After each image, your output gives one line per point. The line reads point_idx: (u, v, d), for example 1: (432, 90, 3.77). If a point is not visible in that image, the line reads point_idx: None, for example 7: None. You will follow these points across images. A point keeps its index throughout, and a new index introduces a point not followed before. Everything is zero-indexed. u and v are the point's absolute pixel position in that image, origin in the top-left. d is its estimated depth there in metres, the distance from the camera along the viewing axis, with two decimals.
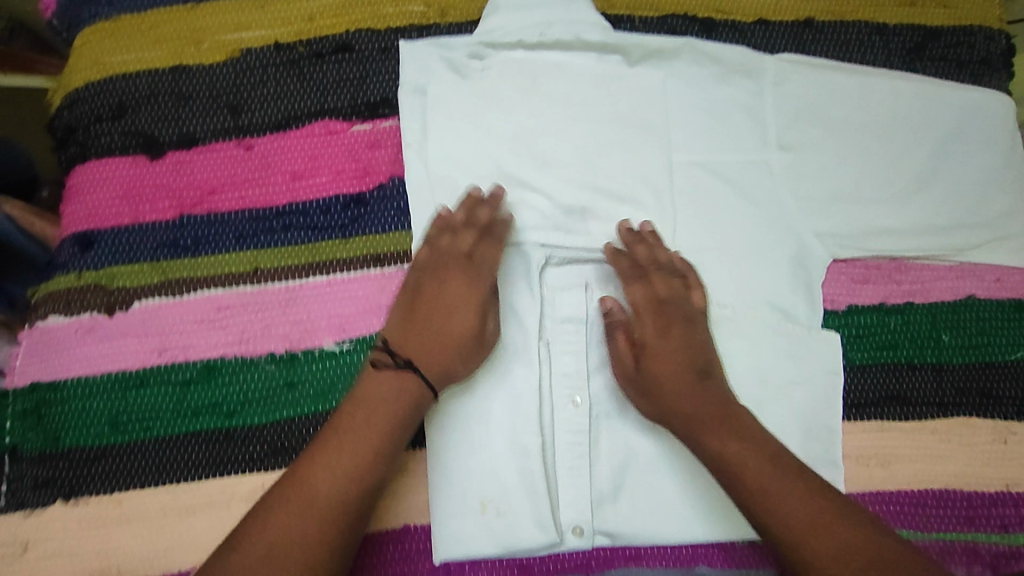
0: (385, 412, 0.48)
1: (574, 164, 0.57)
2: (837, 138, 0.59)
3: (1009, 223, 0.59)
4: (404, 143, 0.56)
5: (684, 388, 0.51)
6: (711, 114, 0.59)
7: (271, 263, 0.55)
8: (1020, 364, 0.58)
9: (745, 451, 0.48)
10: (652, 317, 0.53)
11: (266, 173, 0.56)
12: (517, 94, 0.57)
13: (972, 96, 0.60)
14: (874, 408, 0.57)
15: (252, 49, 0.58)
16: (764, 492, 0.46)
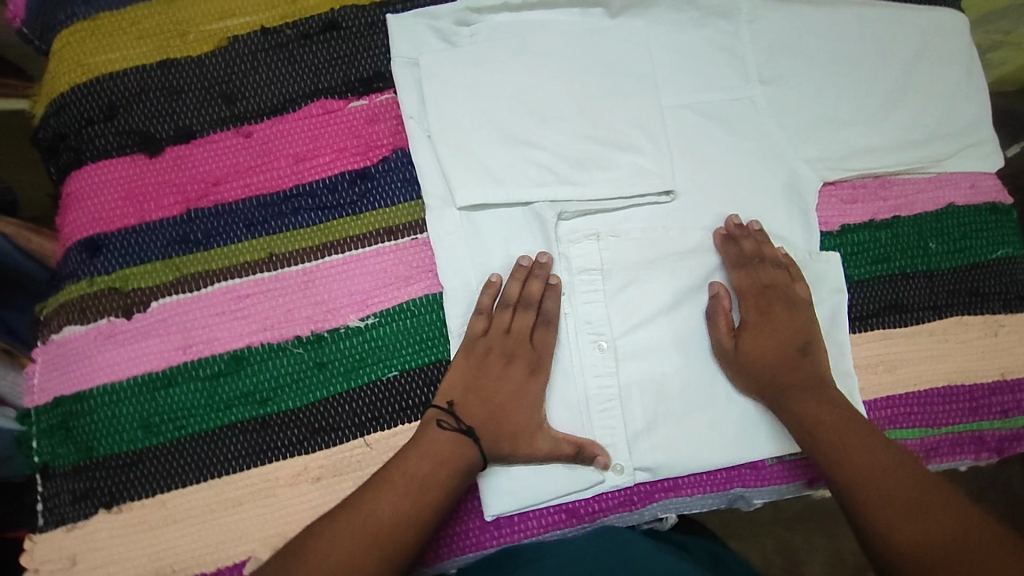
0: (445, 475, 0.48)
1: (570, 117, 0.58)
2: (813, 70, 0.62)
3: (974, 131, 0.63)
4: (406, 114, 0.56)
5: (771, 364, 0.54)
6: (696, 59, 0.60)
7: (284, 247, 0.55)
8: (999, 262, 0.61)
9: (818, 408, 0.52)
10: (753, 296, 0.56)
11: (268, 159, 0.56)
12: (508, 56, 0.58)
13: (926, 18, 0.64)
14: (876, 318, 0.59)
15: (239, 36, 0.57)
16: (838, 449, 0.50)
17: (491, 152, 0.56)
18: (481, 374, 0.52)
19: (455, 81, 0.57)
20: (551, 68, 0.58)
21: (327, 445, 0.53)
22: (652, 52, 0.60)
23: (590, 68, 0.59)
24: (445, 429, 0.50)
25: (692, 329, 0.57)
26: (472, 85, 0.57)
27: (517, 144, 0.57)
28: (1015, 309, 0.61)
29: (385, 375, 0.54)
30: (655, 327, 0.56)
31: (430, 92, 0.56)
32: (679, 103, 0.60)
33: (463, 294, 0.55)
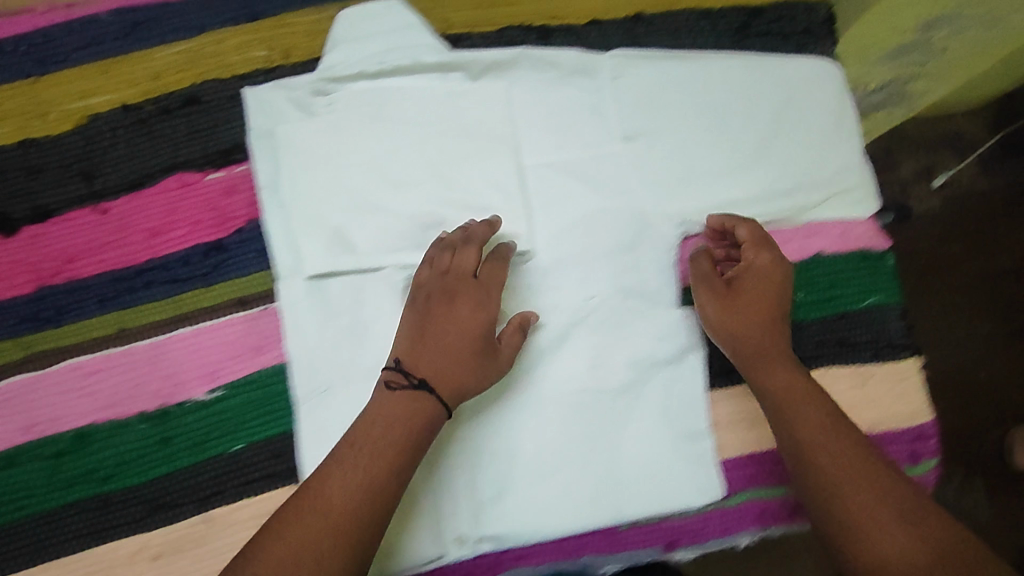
0: (398, 429, 0.47)
1: (423, 183, 0.58)
2: (679, 124, 0.61)
3: (842, 178, 0.63)
4: (261, 184, 0.57)
5: (767, 325, 0.53)
6: (559, 119, 0.60)
7: (135, 321, 0.56)
8: (870, 311, 0.61)
9: (790, 380, 0.51)
10: (755, 244, 0.56)
11: (123, 235, 0.57)
12: (365, 122, 0.58)
13: (796, 66, 0.63)
14: (740, 374, 0.59)
15: (100, 115, 0.57)
16: (797, 423, 0.48)
17: (346, 219, 0.57)
18: (424, 322, 0.52)
19: (310, 149, 0.57)
20: (405, 134, 0.58)
21: (167, 522, 0.54)
22: (513, 112, 0.60)
23: (446, 132, 0.59)
24: (388, 404, 0.48)
25: (544, 394, 0.57)
26: (327, 153, 0.57)
27: (372, 210, 0.57)
28: (885, 359, 0.60)
29: (230, 449, 0.55)
30: (511, 392, 0.57)
31: (284, 161, 0.56)
32: (539, 163, 0.60)
33: (314, 361, 0.55)
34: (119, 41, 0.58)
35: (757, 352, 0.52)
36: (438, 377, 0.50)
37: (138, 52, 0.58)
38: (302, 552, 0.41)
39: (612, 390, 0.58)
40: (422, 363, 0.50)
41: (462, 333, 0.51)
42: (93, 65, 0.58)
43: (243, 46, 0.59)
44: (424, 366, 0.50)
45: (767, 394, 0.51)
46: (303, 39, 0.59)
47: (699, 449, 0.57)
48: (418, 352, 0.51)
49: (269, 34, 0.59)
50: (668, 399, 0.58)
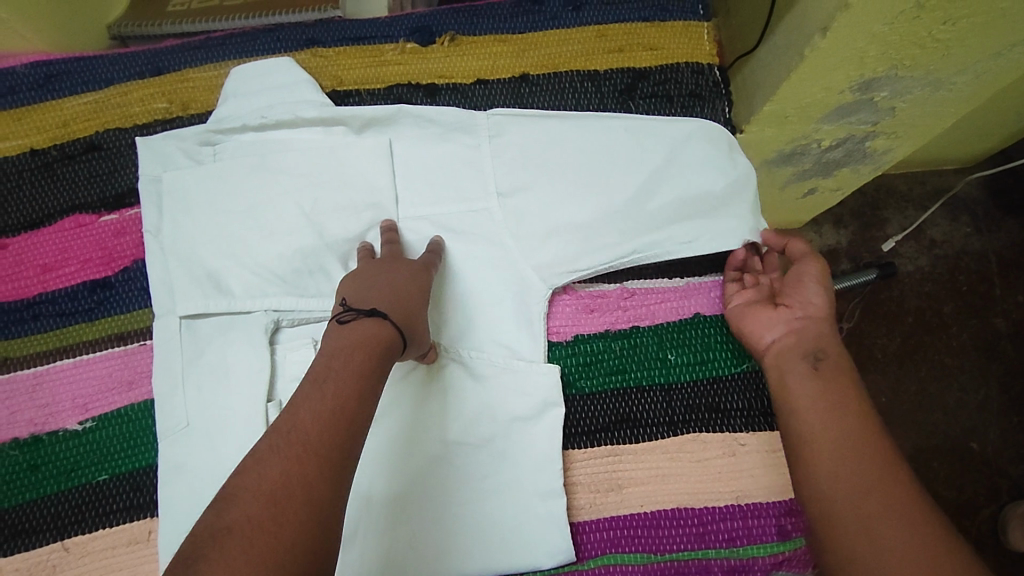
0: (362, 354, 0.47)
1: (299, 231, 0.60)
2: (554, 181, 0.62)
3: (722, 240, 0.61)
4: (144, 228, 0.60)
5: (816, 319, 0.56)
6: (439, 172, 0.62)
7: (19, 350, 0.59)
8: (745, 375, 0.59)
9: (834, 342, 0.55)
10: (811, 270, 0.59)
11: (19, 270, 0.60)
12: (246, 172, 0.61)
13: (676, 128, 0.63)
14: (605, 433, 0.58)
15: (10, 157, 0.63)
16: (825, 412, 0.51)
17: (218, 263, 0.59)
18: (395, 286, 0.53)
19: (192, 196, 0.60)
20: (281, 184, 0.61)
21: (23, 550, 0.54)
22: (391, 167, 0.62)
23: (322, 184, 0.61)
24: (335, 359, 0.46)
25: (399, 440, 0.56)
26: (209, 200, 0.60)
27: (244, 255, 0.59)
28: (759, 428, 0.58)
29: (94, 479, 0.55)
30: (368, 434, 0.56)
31: (167, 208, 0.60)
32: (415, 217, 0.61)
33: (173, 402, 0.56)
34: (34, 91, 0.64)
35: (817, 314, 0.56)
36: (370, 337, 0.48)
37: (49, 102, 0.64)
38: (276, 508, 0.38)
39: (472, 442, 0.56)
40: (338, 338, 0.48)
41: (393, 300, 0.52)
42: (9, 113, 0.64)
43: (146, 99, 0.65)
44: (356, 332, 0.48)
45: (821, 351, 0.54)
46: (201, 93, 0.65)
47: (553, 509, 0.55)
48: (356, 322, 0.49)
49: (170, 88, 0.65)
50: (528, 457, 0.56)
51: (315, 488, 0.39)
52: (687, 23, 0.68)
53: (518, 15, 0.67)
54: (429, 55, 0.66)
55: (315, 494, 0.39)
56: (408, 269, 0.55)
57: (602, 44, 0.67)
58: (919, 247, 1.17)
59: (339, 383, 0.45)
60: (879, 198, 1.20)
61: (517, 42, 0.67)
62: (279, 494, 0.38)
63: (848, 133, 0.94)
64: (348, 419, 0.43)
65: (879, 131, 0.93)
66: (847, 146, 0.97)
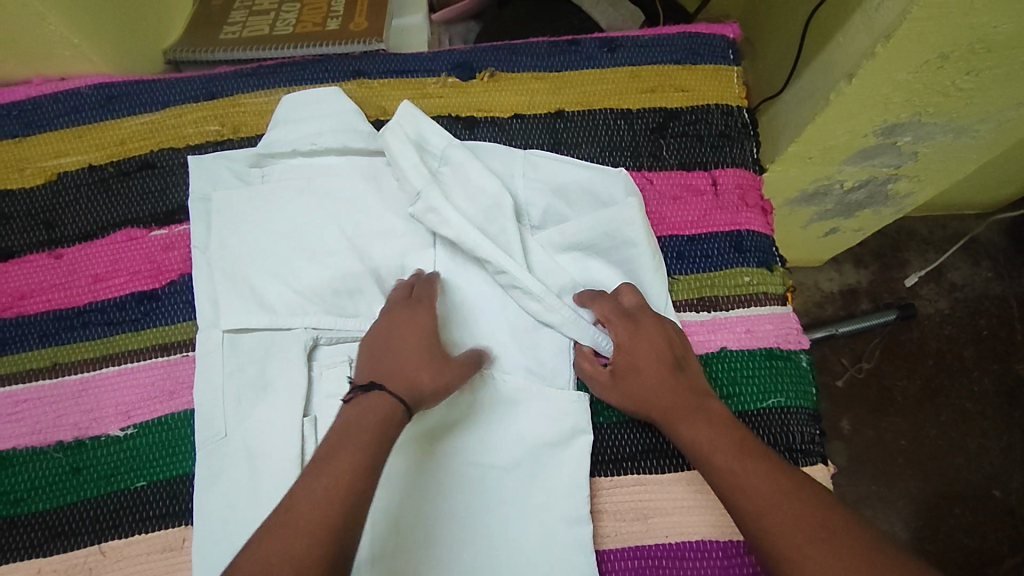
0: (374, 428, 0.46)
1: (339, 252, 0.62)
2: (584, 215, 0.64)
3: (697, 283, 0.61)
4: (194, 242, 0.63)
5: (661, 348, 0.57)
6: None
7: (68, 356, 0.61)
8: (769, 412, 0.60)
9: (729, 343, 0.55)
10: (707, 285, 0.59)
11: (71, 279, 0.63)
12: (294, 196, 0.64)
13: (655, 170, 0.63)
14: (632, 462, 0.59)
15: (69, 172, 0.67)
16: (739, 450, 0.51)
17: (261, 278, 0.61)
18: (394, 340, 0.53)
19: (241, 214, 0.63)
20: (325, 209, 0.64)
21: (61, 551, 0.56)
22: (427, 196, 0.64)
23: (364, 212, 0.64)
24: (350, 434, 0.46)
25: (419, 467, 0.57)
26: (257, 219, 0.63)
27: (287, 274, 0.62)
28: None
29: (133, 485, 0.57)
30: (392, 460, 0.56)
31: (217, 222, 0.63)
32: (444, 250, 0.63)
33: (215, 413, 0.58)
34: (95, 110, 0.68)
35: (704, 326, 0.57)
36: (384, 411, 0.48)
37: (109, 121, 0.68)
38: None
39: (501, 465, 0.58)
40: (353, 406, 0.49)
41: (405, 369, 0.52)
42: (70, 130, 0.68)
43: (199, 121, 0.68)
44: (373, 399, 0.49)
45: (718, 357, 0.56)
46: (252, 117, 0.68)
47: (579, 535, 0.56)
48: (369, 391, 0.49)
49: (222, 113, 0.68)
50: (554, 483, 0.57)
51: (342, 525, 0.40)
52: (717, 67, 0.71)
53: (554, 54, 0.71)
54: (469, 89, 0.70)
55: (343, 530, 0.40)
56: (413, 311, 0.56)
57: (635, 84, 0.70)
58: (939, 289, 1.18)
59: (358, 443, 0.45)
60: (899, 239, 1.21)
61: (554, 80, 0.70)
62: (315, 536, 0.39)
63: (870, 175, 0.96)
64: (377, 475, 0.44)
65: (901, 174, 0.95)
66: (869, 188, 0.99)
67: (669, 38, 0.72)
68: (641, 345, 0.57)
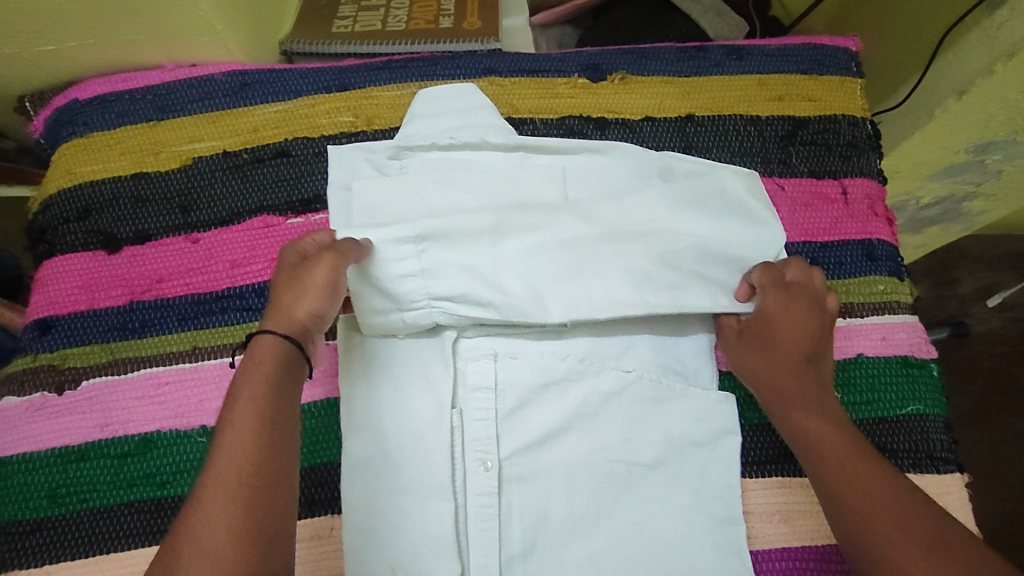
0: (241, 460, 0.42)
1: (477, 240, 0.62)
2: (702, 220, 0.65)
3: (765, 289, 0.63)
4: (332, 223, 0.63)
5: (810, 337, 0.59)
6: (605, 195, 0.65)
7: (207, 341, 0.61)
8: (910, 419, 0.62)
9: (810, 317, 0.60)
10: (779, 287, 0.61)
11: (208, 264, 0.64)
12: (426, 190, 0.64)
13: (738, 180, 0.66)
14: (773, 464, 0.62)
15: (203, 157, 0.67)
16: (833, 459, 0.52)
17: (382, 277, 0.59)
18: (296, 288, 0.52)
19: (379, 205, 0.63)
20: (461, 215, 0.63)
21: None
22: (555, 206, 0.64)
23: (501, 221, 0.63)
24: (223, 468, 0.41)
25: (569, 454, 0.59)
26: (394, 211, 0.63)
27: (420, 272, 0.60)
28: (925, 470, 0.61)
29: None
30: (556, 448, 0.59)
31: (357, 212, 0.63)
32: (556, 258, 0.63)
33: (371, 401, 0.60)
34: (229, 98, 0.68)
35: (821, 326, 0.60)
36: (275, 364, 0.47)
37: (242, 108, 0.68)
38: None
39: (644, 463, 0.59)
40: (237, 375, 0.47)
41: (304, 313, 0.51)
42: (203, 116, 0.68)
43: (332, 112, 0.68)
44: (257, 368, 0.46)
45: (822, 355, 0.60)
46: (385, 110, 0.69)
47: (729, 535, 0.59)
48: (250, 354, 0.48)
49: (356, 104, 0.69)
50: (692, 482, 0.59)
51: None
52: (842, 78, 0.72)
53: (683, 59, 0.71)
54: (600, 91, 0.70)
55: None
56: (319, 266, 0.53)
57: (763, 92, 0.71)
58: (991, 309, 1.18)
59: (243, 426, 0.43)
60: (950, 257, 1.21)
61: (683, 84, 0.71)
62: None
63: (949, 193, 0.97)
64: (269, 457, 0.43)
65: (980, 193, 0.97)
66: (944, 206, 1.01)
67: (794, 48, 0.72)
68: (792, 323, 0.59)
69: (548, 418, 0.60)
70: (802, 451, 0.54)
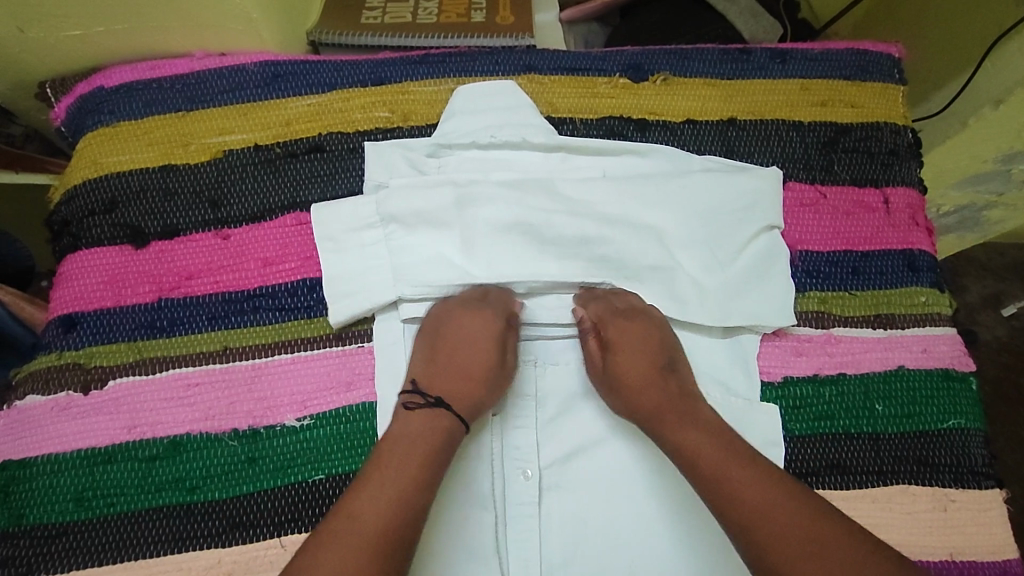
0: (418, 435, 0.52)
1: (513, 240, 0.61)
2: (726, 225, 0.63)
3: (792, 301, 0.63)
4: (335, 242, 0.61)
5: (651, 356, 0.58)
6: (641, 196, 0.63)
7: (239, 341, 0.59)
8: (951, 433, 0.61)
9: (640, 338, 0.58)
10: (611, 315, 0.59)
11: (240, 261, 0.61)
12: (441, 201, 0.61)
13: (758, 184, 0.64)
14: (816, 476, 0.59)
15: (234, 150, 0.65)
16: (713, 471, 0.49)
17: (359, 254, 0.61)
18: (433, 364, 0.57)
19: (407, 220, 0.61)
20: (499, 225, 0.61)
21: (244, 541, 0.55)
22: (601, 217, 0.62)
23: (537, 239, 0.61)
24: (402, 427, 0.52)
25: (610, 463, 0.58)
26: (427, 226, 0.61)
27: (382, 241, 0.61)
28: (967, 485, 0.60)
29: (311, 478, 0.56)
30: (601, 458, 0.58)
31: (363, 249, 0.61)
32: (582, 268, 0.61)
33: None
34: (260, 89, 0.66)
35: (648, 339, 0.58)
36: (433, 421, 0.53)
37: (275, 99, 0.66)
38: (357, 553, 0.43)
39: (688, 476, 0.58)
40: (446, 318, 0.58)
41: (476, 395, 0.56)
42: (233, 107, 0.65)
43: (368, 106, 0.66)
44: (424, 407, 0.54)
45: (676, 362, 0.58)
46: (421, 107, 0.67)
47: None
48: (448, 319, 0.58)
49: (391, 100, 0.67)
50: None
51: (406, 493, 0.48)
52: (885, 84, 0.71)
53: (726, 61, 0.70)
54: (641, 92, 0.69)
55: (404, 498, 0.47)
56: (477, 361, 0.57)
57: (806, 97, 0.70)
58: (996, 317, 1.18)
59: (400, 468, 0.49)
60: (958, 264, 1.21)
61: (725, 87, 0.70)
62: (373, 513, 0.46)
63: (969, 202, 0.96)
64: (411, 501, 0.47)
65: (1001, 203, 0.94)
66: (963, 214, 1.00)
67: (838, 53, 0.71)
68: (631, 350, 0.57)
69: (588, 426, 0.59)
70: (684, 466, 0.51)
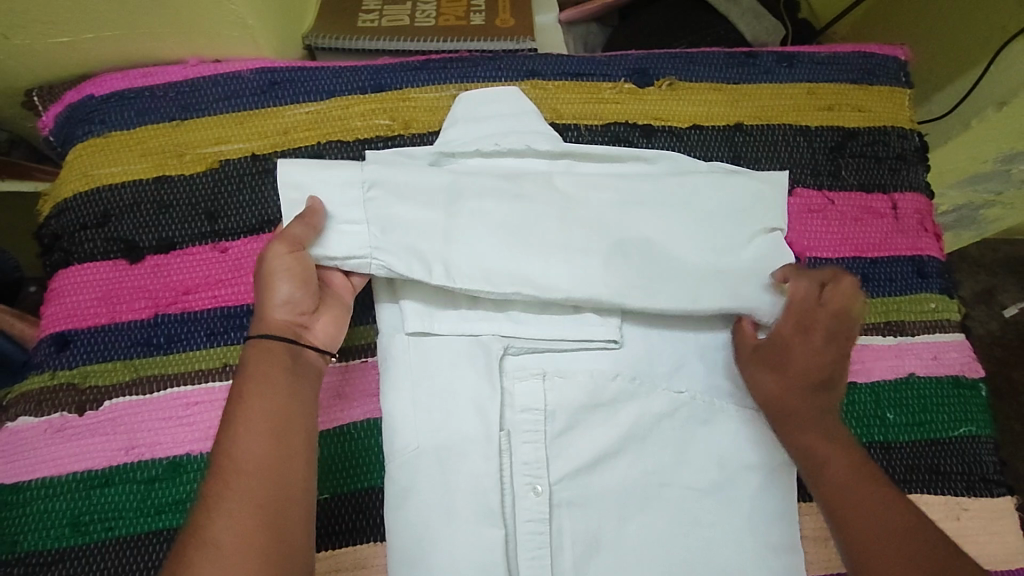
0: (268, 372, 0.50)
1: (510, 233, 0.58)
2: (736, 230, 0.61)
3: None
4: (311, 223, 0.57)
5: (823, 366, 0.57)
6: (649, 201, 0.61)
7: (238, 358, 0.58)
8: (962, 441, 0.61)
9: (813, 353, 0.57)
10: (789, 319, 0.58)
11: (238, 274, 0.60)
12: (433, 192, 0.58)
13: (767, 189, 0.63)
14: None
15: (231, 160, 0.63)
16: (836, 478, 0.53)
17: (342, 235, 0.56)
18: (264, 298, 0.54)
19: (394, 202, 0.57)
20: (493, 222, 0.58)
21: None
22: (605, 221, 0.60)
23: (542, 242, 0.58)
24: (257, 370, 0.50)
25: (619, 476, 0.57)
26: (415, 207, 0.58)
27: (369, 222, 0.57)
28: (978, 493, 0.60)
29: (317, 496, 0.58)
30: (609, 471, 0.57)
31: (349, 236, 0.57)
32: (588, 267, 0.58)
33: (410, 411, 0.57)
34: (257, 96, 0.64)
35: (817, 351, 0.57)
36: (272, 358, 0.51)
37: (272, 108, 0.64)
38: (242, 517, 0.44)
39: (700, 488, 0.57)
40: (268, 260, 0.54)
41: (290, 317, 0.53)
42: (230, 116, 0.63)
43: (368, 114, 0.65)
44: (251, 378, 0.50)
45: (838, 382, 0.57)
46: (423, 114, 0.65)
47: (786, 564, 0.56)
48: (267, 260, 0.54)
49: (392, 106, 0.65)
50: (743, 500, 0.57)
51: (271, 439, 0.47)
52: (892, 88, 0.70)
53: (732, 66, 0.69)
54: (646, 96, 0.68)
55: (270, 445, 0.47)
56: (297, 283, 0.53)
57: (813, 101, 0.69)
58: (989, 311, 1.10)
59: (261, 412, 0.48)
60: None
61: (731, 92, 0.69)
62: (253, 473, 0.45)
63: (967, 201, 0.94)
64: (280, 450, 0.47)
65: (999, 202, 0.92)
66: (960, 212, 0.98)
67: (844, 56, 0.70)
68: (803, 355, 0.57)
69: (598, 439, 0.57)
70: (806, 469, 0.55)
